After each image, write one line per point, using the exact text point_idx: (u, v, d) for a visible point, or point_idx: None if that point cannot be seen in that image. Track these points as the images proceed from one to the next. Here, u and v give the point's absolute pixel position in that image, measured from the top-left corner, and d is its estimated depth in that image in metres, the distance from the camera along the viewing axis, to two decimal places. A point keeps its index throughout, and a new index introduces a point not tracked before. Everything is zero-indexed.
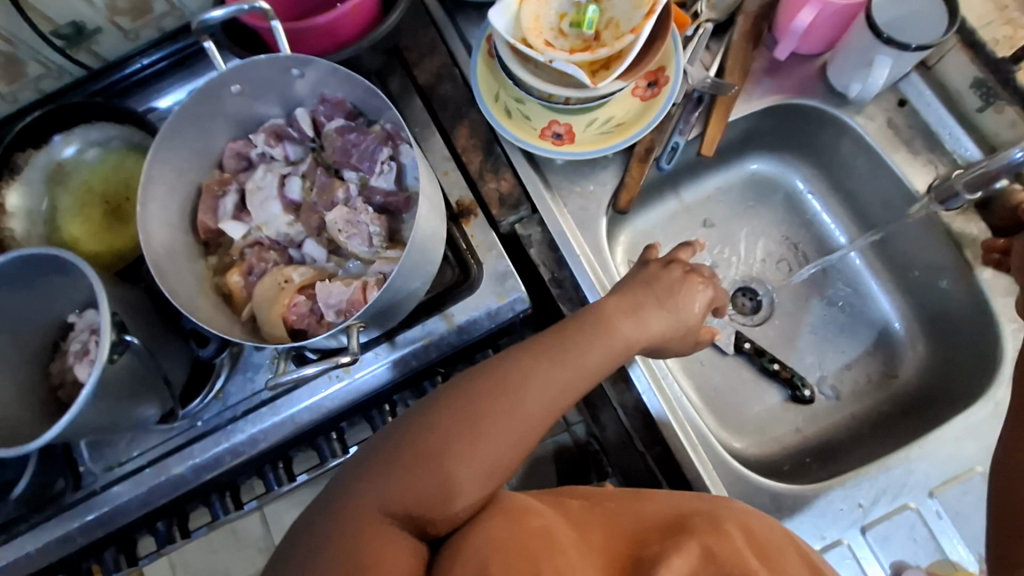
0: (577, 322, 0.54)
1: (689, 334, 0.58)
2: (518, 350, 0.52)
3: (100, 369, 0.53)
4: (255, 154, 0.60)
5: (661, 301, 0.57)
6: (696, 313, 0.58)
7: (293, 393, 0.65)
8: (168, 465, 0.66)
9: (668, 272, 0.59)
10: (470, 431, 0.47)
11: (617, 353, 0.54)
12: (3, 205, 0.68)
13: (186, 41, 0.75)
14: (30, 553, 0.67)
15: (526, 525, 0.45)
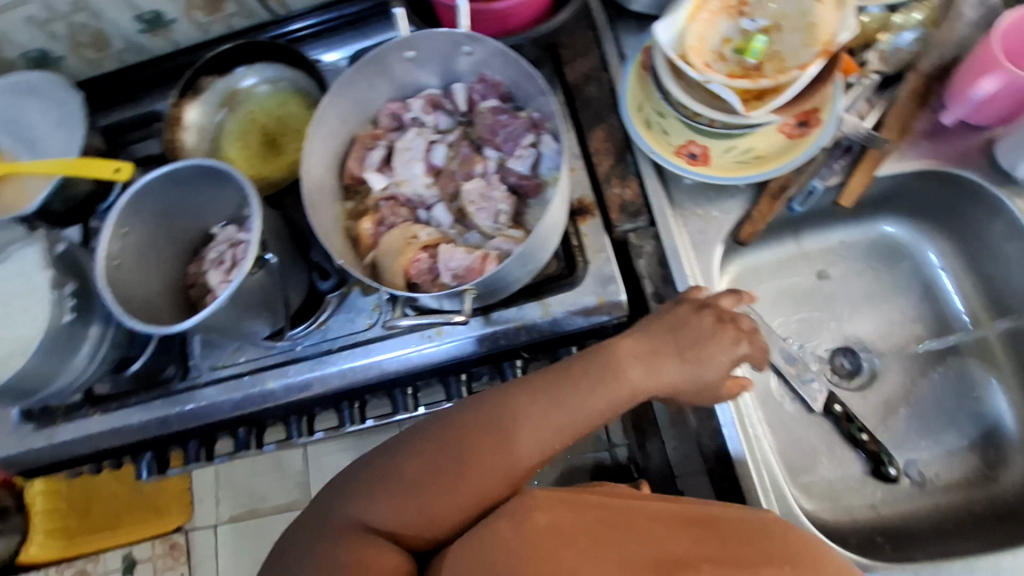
0: (577, 367, 0.56)
1: (708, 391, 0.57)
2: (519, 385, 0.56)
3: (242, 277, 0.60)
4: (408, 117, 0.64)
5: (682, 352, 0.56)
6: (722, 368, 0.56)
7: (386, 341, 0.69)
8: (264, 378, 0.71)
9: (699, 318, 0.57)
10: (457, 465, 0.52)
11: (619, 401, 0.55)
12: (182, 118, 0.76)
13: (366, 5, 0.78)
14: (133, 426, 0.74)
15: (534, 522, 0.43)
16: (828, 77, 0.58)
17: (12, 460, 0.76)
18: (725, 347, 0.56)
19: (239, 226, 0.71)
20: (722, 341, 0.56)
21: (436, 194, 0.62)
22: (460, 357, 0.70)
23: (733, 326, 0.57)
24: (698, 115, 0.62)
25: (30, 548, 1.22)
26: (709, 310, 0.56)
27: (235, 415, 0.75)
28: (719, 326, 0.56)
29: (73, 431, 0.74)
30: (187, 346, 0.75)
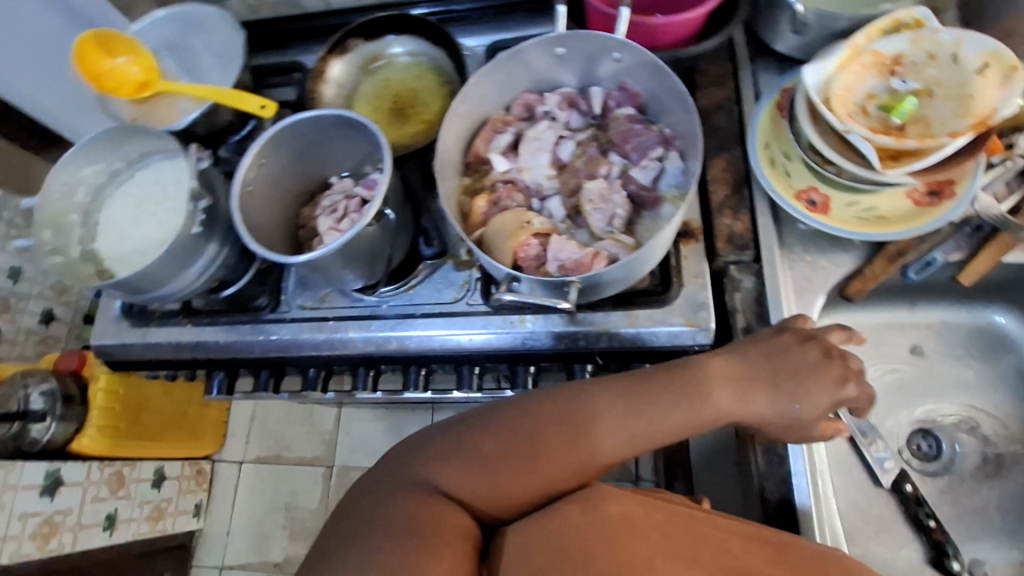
0: (664, 379, 0.56)
1: (796, 430, 0.56)
2: (599, 385, 0.56)
3: (360, 227, 0.63)
4: (542, 110, 0.67)
5: (778, 384, 0.55)
6: (820, 409, 0.55)
7: (469, 317, 0.71)
8: (347, 327, 0.75)
9: (804, 351, 0.55)
10: (530, 450, 0.53)
11: (701, 421, 0.55)
12: (326, 72, 0.81)
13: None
14: (217, 342, 0.78)
15: (605, 511, 0.44)
16: (974, 151, 0.57)
17: (104, 350, 0.82)
18: (825, 390, 0.55)
19: (359, 179, 0.75)
20: (825, 381, 0.55)
21: (556, 187, 0.63)
22: (538, 349, 0.71)
23: (840, 365, 0.55)
24: (828, 164, 0.62)
25: (82, 437, 1.23)
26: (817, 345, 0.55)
27: (311, 355, 0.78)
28: (825, 361, 0.55)
29: (164, 334, 0.80)
30: (282, 279, 0.79)
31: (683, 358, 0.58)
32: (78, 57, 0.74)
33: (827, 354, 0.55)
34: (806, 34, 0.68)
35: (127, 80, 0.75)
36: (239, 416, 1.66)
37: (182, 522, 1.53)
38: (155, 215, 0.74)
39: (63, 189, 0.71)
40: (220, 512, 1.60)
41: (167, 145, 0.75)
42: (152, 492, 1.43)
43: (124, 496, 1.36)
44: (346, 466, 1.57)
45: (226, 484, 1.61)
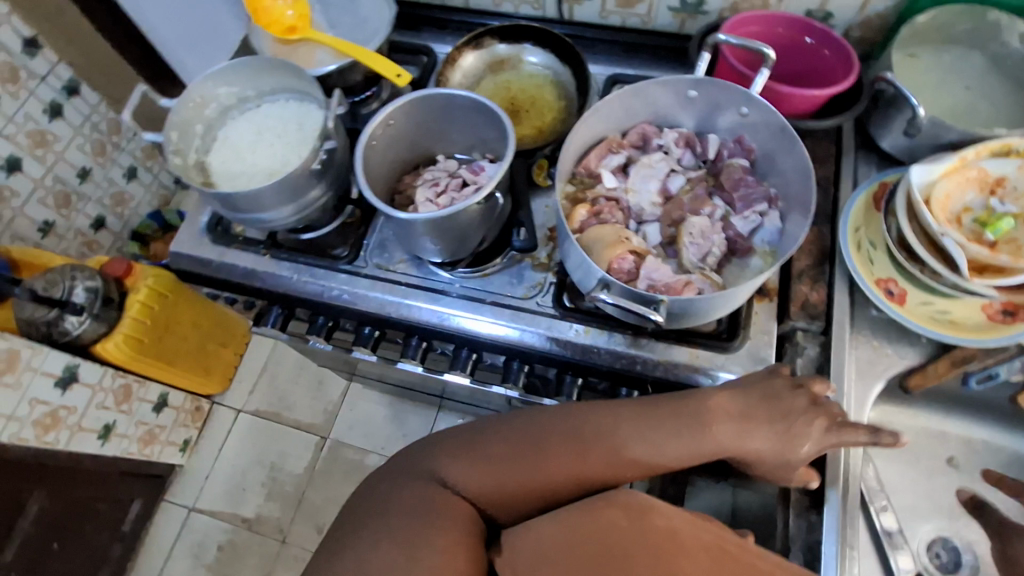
0: (672, 408, 0.58)
1: (785, 469, 0.59)
2: (611, 406, 0.59)
3: (466, 206, 0.67)
4: (657, 142, 0.70)
5: (774, 422, 0.57)
6: (806, 453, 0.58)
7: (535, 316, 0.74)
8: (415, 296, 0.77)
9: (794, 397, 0.58)
10: (537, 454, 0.57)
11: (703, 452, 0.57)
12: (458, 61, 0.86)
13: (638, 38, 0.92)
14: (289, 279, 0.81)
15: (651, 523, 0.51)
16: None
17: (179, 257, 0.85)
18: (812, 438, 0.57)
19: (466, 164, 0.79)
20: (814, 428, 0.57)
21: (658, 215, 0.66)
22: (595, 364, 0.73)
23: (825, 413, 0.58)
24: (914, 262, 0.65)
25: (107, 342, 1.23)
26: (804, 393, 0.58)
27: (372, 314, 0.80)
28: (814, 408, 0.58)
29: (242, 258, 0.83)
30: (364, 236, 0.83)
31: (689, 392, 0.60)
32: None
33: (816, 402, 0.58)
34: (916, 138, 0.72)
35: (279, 21, 0.81)
36: (250, 364, 1.69)
37: (168, 453, 1.53)
38: (272, 146, 0.78)
39: (199, 101, 0.75)
40: (207, 453, 1.60)
41: (299, 86, 0.78)
42: (150, 415, 1.44)
43: (126, 410, 1.36)
44: (340, 442, 1.61)
45: (219, 426, 1.63)
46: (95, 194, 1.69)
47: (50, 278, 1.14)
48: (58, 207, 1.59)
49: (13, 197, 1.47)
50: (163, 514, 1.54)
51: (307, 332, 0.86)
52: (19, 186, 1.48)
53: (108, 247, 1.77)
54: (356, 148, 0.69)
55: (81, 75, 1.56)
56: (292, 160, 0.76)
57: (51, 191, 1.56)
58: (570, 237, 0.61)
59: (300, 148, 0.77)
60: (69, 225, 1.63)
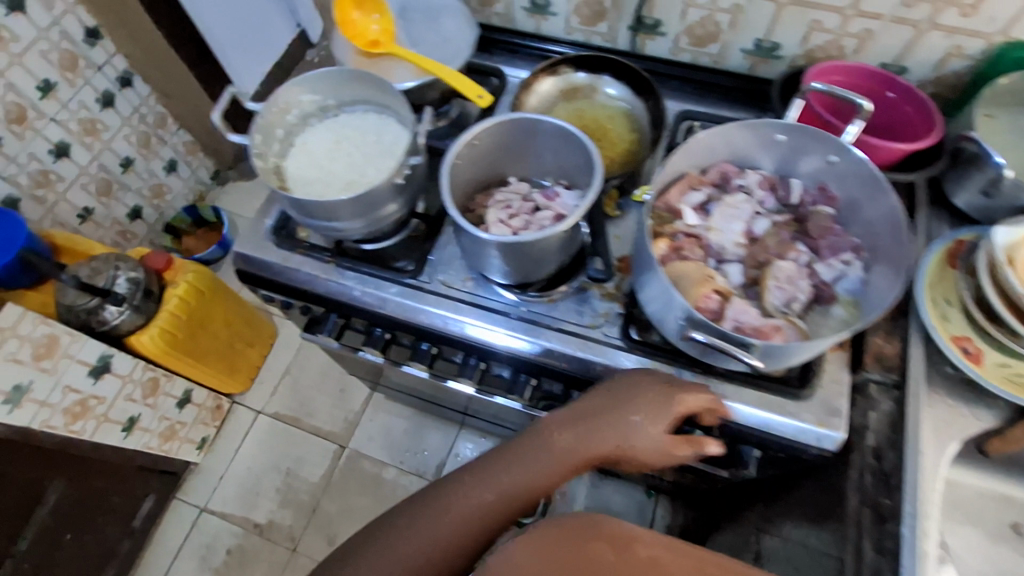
0: (524, 436, 0.64)
1: (652, 451, 0.63)
2: (477, 462, 0.64)
3: (549, 233, 0.66)
4: (737, 183, 0.70)
5: (615, 407, 0.63)
6: (657, 428, 0.62)
7: (600, 346, 0.74)
8: (478, 316, 0.77)
9: (632, 376, 0.65)
10: (415, 532, 0.60)
11: (564, 468, 0.62)
12: (534, 86, 0.88)
13: (706, 76, 0.95)
14: (351, 290, 0.81)
15: (636, 553, 0.42)
16: None
17: (243, 258, 0.85)
18: (654, 411, 0.62)
19: (537, 189, 0.80)
20: (654, 398, 0.63)
21: (741, 255, 0.66)
22: None
23: (655, 379, 0.64)
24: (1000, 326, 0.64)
25: (143, 334, 1.24)
26: (629, 372, 0.65)
27: (433, 331, 0.80)
28: (645, 377, 0.65)
29: (306, 264, 0.83)
30: (430, 250, 0.82)
31: (537, 424, 0.65)
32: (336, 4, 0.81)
33: (651, 373, 0.65)
34: (995, 199, 0.72)
35: (366, 35, 0.83)
36: (274, 365, 1.70)
37: (186, 450, 1.51)
38: (349, 156, 0.78)
39: (282, 106, 0.75)
40: (223, 452, 1.60)
41: (379, 99, 0.79)
42: (174, 410, 1.42)
43: (151, 404, 1.35)
44: (358, 452, 1.59)
45: (238, 426, 1.62)
46: (135, 184, 1.70)
47: (95, 267, 1.19)
48: (99, 195, 1.60)
49: (58, 181, 1.48)
50: (174, 512, 1.52)
51: (365, 344, 0.86)
52: (65, 171, 1.48)
53: (141, 238, 1.77)
54: (440, 166, 0.70)
55: (136, 69, 1.60)
56: (370, 172, 0.76)
57: (95, 178, 1.57)
58: (657, 268, 0.61)
59: (378, 160, 0.77)
60: (108, 213, 1.64)
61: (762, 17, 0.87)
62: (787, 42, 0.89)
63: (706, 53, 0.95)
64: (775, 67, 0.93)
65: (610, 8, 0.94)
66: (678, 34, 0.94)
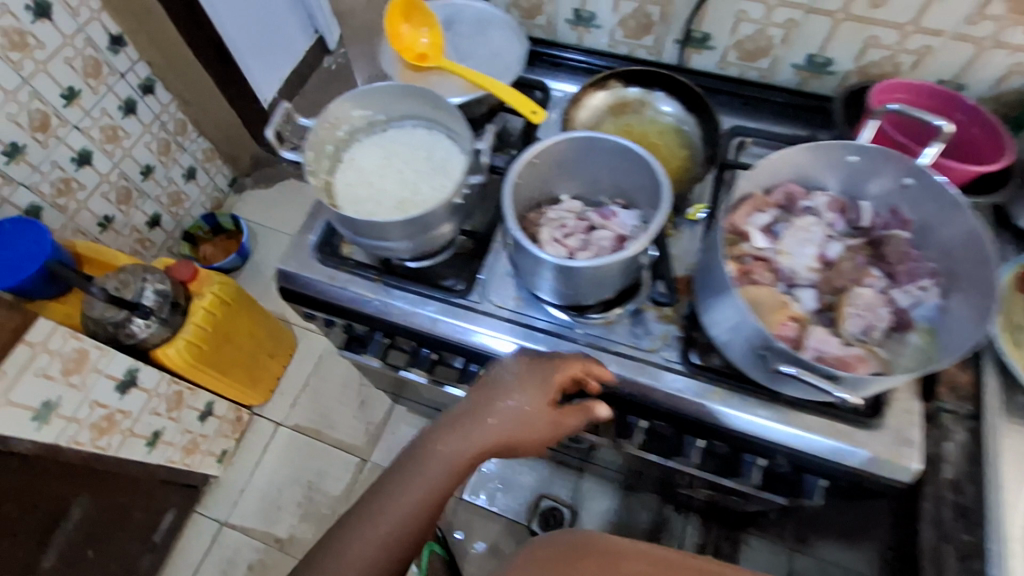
0: (428, 437, 0.67)
1: (545, 427, 0.67)
2: (389, 471, 0.67)
3: (617, 258, 0.64)
4: (804, 204, 0.68)
5: (501, 395, 0.67)
6: (542, 406, 0.66)
7: (661, 372, 0.72)
8: (533, 339, 0.75)
9: (515, 360, 0.68)
10: (342, 557, 0.62)
11: (468, 458, 0.66)
12: (583, 101, 0.86)
13: (755, 91, 0.93)
14: (400, 310, 0.79)
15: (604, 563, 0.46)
16: None
17: (286, 277, 0.83)
18: (527, 391, 0.66)
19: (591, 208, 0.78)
20: (535, 379, 0.66)
21: (814, 280, 0.64)
22: (723, 426, 0.70)
23: (533, 361, 0.68)
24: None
25: (168, 348, 1.21)
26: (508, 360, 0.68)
27: (484, 353, 0.78)
28: (529, 362, 0.68)
29: (352, 283, 0.80)
30: (480, 268, 0.80)
31: (428, 428, 0.69)
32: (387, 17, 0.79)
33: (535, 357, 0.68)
34: None
35: (416, 48, 0.81)
36: (294, 377, 1.68)
37: (206, 463, 1.48)
38: (401, 173, 0.76)
39: (333, 121, 0.74)
40: (243, 465, 1.57)
41: (431, 114, 0.77)
42: (196, 424, 1.40)
43: (174, 418, 1.32)
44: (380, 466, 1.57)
45: (258, 438, 1.60)
46: (155, 191, 1.67)
47: (123, 280, 1.17)
48: (119, 203, 1.57)
49: (79, 189, 1.45)
50: (194, 526, 1.50)
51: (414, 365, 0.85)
52: (86, 179, 1.46)
53: (159, 245, 1.75)
54: (501, 187, 0.68)
55: (158, 74, 1.57)
56: (423, 190, 0.74)
57: (115, 186, 1.54)
58: (732, 293, 0.58)
59: (432, 177, 0.75)
60: (127, 221, 1.61)
61: (817, 32, 0.85)
62: (841, 58, 0.87)
63: (755, 67, 0.93)
64: (826, 82, 0.91)
65: (658, 21, 0.92)
66: (727, 48, 0.92)
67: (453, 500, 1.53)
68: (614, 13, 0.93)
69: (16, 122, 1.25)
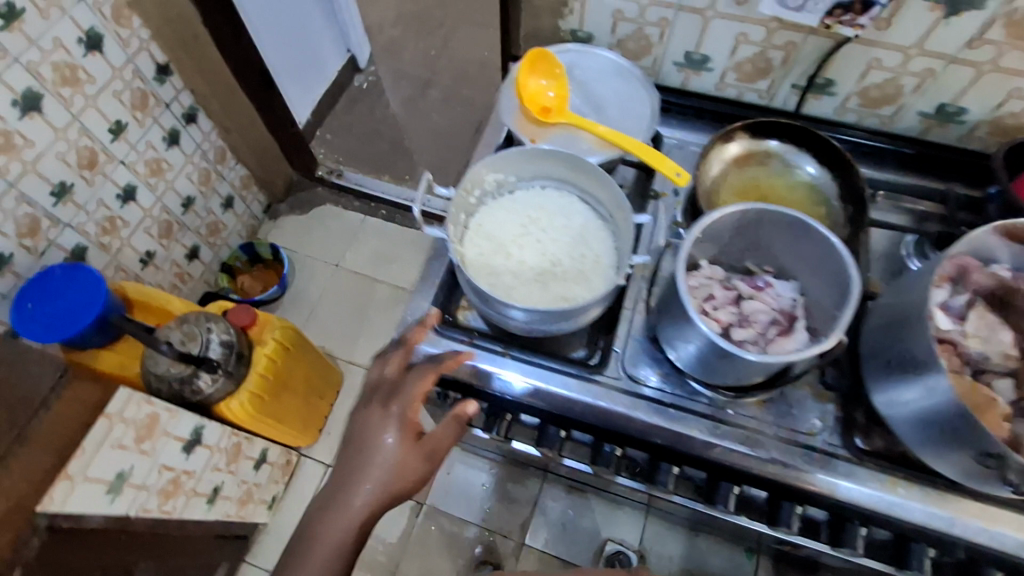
0: (313, 515, 0.71)
1: (417, 462, 0.69)
2: (286, 561, 0.70)
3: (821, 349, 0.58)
4: (981, 279, 0.64)
5: (363, 449, 0.69)
6: (402, 445, 0.68)
7: (828, 460, 0.68)
8: (688, 422, 0.70)
9: (371, 407, 0.70)
10: None
11: (355, 523, 0.69)
12: (711, 155, 0.81)
13: (880, 142, 0.89)
14: (533, 389, 0.73)
15: None
16: None
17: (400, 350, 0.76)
18: (386, 432, 0.68)
19: (736, 275, 0.73)
20: (390, 420, 0.69)
21: (1011, 368, 0.61)
22: (902, 521, 0.66)
23: (381, 406, 0.70)
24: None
25: (231, 401, 1.16)
26: (360, 411, 0.71)
27: (629, 436, 0.72)
28: (381, 404, 0.70)
29: (478, 356, 0.73)
30: (614, 341, 0.75)
31: (313, 508, 0.71)
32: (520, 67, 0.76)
33: (390, 396, 0.70)
34: None
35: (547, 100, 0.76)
36: (341, 415, 1.62)
37: (258, 512, 1.41)
38: (540, 242, 0.71)
39: (468, 186, 0.69)
40: (292, 511, 1.50)
41: (564, 176, 0.72)
42: (251, 473, 1.32)
43: (233, 470, 1.25)
44: (437, 509, 1.52)
45: (306, 482, 1.53)
46: (194, 223, 1.60)
47: (187, 330, 1.11)
48: (160, 238, 1.50)
49: (123, 227, 1.38)
50: None
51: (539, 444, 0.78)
52: (130, 216, 1.39)
53: (197, 278, 1.67)
54: (673, 265, 0.65)
55: (201, 104, 1.50)
56: (569, 263, 0.70)
57: (156, 221, 1.47)
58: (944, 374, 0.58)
59: (574, 248, 0.71)
60: (167, 256, 1.54)
61: (954, 83, 0.81)
62: (975, 109, 0.83)
63: (877, 115, 0.89)
64: (952, 131, 0.87)
65: (777, 66, 0.87)
66: (850, 95, 0.88)
67: (516, 545, 1.48)
68: (728, 57, 0.88)
69: (64, 160, 1.18)
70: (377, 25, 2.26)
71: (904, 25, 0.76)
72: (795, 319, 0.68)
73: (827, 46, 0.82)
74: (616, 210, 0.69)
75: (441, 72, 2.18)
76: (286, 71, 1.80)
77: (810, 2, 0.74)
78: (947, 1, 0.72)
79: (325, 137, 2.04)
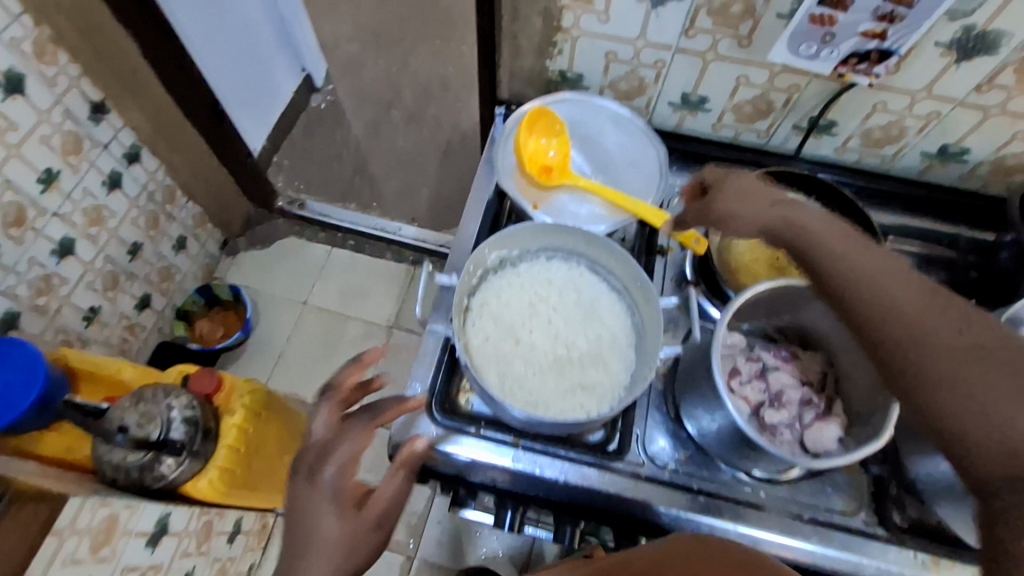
0: None
1: (361, 535, 0.60)
2: None
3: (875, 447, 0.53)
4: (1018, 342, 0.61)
5: (303, 536, 0.59)
6: (342, 518, 0.59)
7: (866, 542, 0.63)
8: (721, 511, 0.64)
9: (304, 486, 0.61)
10: None
11: None
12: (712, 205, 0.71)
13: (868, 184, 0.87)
14: (549, 482, 0.66)
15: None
16: None
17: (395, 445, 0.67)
18: (321, 508, 0.59)
19: (756, 343, 0.68)
20: (324, 494, 0.60)
21: None
22: None
23: (311, 480, 0.61)
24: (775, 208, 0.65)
25: (198, 480, 1.04)
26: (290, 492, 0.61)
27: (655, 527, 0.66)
28: (313, 479, 0.61)
29: (487, 449, 0.66)
30: (634, 422, 0.69)
31: None
32: (523, 125, 0.73)
33: (320, 466, 0.61)
34: None
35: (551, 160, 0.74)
36: None
37: None
38: (553, 323, 0.64)
39: (473, 265, 0.63)
40: None
41: (575, 247, 0.67)
42: (224, 548, 1.21)
43: (205, 550, 1.13)
44: (427, 563, 1.41)
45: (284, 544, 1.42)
46: (143, 270, 1.46)
47: (144, 410, 0.99)
48: (105, 291, 1.36)
49: (61, 285, 1.23)
50: None
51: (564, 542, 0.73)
52: (69, 272, 1.24)
53: (149, 329, 1.53)
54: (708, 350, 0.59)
55: (144, 142, 1.36)
56: (585, 345, 0.63)
57: (100, 274, 1.33)
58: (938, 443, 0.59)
59: (588, 326, 0.65)
60: (114, 309, 1.40)
61: (959, 125, 0.78)
62: (978, 148, 0.80)
63: (876, 155, 0.86)
64: (952, 170, 0.84)
65: (778, 107, 0.83)
66: (850, 135, 0.84)
67: None
68: (727, 99, 0.84)
69: None
70: (333, 41, 2.14)
71: (912, 69, 0.72)
72: (825, 396, 0.63)
73: (831, 89, 0.78)
74: (634, 286, 0.64)
75: (403, 91, 2.08)
76: (238, 96, 1.66)
77: (824, 51, 0.70)
78: (958, 47, 0.69)
79: (283, 163, 1.91)
